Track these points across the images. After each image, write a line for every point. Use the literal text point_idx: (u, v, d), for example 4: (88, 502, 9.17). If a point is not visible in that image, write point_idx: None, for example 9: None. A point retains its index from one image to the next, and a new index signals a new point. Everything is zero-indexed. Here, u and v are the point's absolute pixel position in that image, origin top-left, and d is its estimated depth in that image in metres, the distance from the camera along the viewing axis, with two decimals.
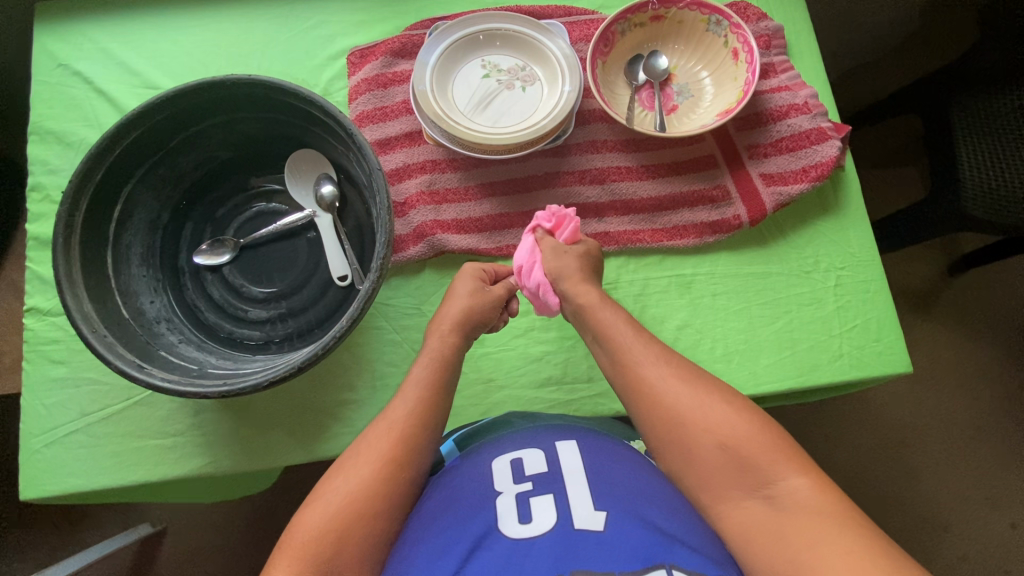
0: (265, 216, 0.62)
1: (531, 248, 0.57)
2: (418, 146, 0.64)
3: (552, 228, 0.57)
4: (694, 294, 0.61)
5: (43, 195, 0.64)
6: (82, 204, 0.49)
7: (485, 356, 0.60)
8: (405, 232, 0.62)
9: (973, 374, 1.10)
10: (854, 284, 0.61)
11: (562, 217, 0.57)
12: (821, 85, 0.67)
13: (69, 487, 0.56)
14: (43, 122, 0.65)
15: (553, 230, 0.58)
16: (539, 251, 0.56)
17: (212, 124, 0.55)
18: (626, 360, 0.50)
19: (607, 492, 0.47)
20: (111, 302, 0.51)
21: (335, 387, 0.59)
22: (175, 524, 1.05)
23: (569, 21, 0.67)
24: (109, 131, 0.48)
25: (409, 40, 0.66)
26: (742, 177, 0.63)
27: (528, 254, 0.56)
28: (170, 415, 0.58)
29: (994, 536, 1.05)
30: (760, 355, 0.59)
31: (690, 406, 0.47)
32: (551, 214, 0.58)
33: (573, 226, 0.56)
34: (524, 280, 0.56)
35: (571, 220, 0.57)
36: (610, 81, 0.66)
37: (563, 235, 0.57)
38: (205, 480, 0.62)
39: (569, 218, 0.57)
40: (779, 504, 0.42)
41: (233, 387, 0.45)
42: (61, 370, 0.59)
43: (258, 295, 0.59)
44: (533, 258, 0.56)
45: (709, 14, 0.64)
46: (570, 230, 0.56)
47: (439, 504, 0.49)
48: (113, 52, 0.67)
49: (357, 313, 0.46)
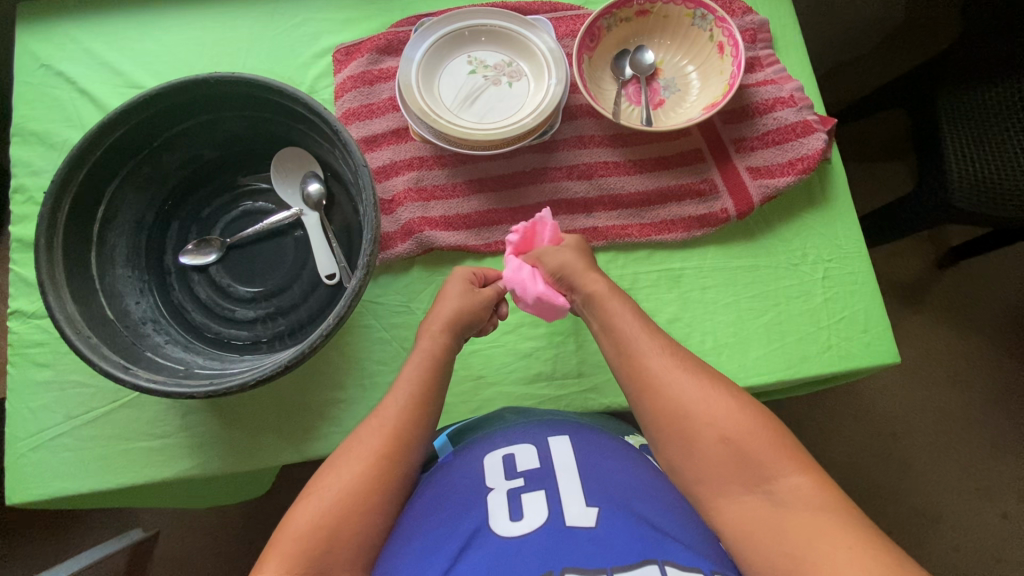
0: (252, 216, 0.61)
1: (518, 266, 0.56)
2: (405, 143, 0.64)
3: (529, 237, 0.57)
4: (683, 288, 0.61)
5: (27, 197, 0.63)
6: (64, 203, 0.49)
7: (474, 353, 0.60)
8: (393, 230, 0.62)
9: (962, 365, 1.11)
10: (841, 276, 0.61)
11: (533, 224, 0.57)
12: (806, 78, 0.67)
13: (55, 492, 0.56)
14: (25, 123, 0.65)
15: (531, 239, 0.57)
16: (528, 266, 0.56)
17: (198, 123, 0.55)
18: (632, 353, 0.50)
19: (601, 489, 0.47)
20: (95, 303, 0.51)
21: (324, 386, 0.58)
22: (169, 528, 1.04)
23: (555, 16, 0.67)
24: (92, 129, 0.48)
25: (395, 38, 0.66)
26: (729, 170, 0.64)
27: (517, 273, 0.55)
28: (157, 417, 0.58)
29: (988, 526, 1.06)
30: (748, 349, 0.59)
31: (694, 398, 0.47)
32: (520, 228, 0.57)
33: (551, 226, 0.57)
34: (523, 298, 0.55)
35: (545, 223, 0.57)
36: (597, 77, 0.66)
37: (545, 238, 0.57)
38: (194, 486, 0.61)
39: (539, 224, 0.57)
40: (779, 499, 0.42)
41: (220, 386, 0.45)
42: (46, 372, 0.59)
43: (246, 294, 0.59)
44: (523, 277, 0.55)
45: (694, 8, 0.65)
46: (549, 229, 0.57)
47: (430, 500, 0.49)
48: (96, 52, 0.66)
49: (344, 311, 0.45)
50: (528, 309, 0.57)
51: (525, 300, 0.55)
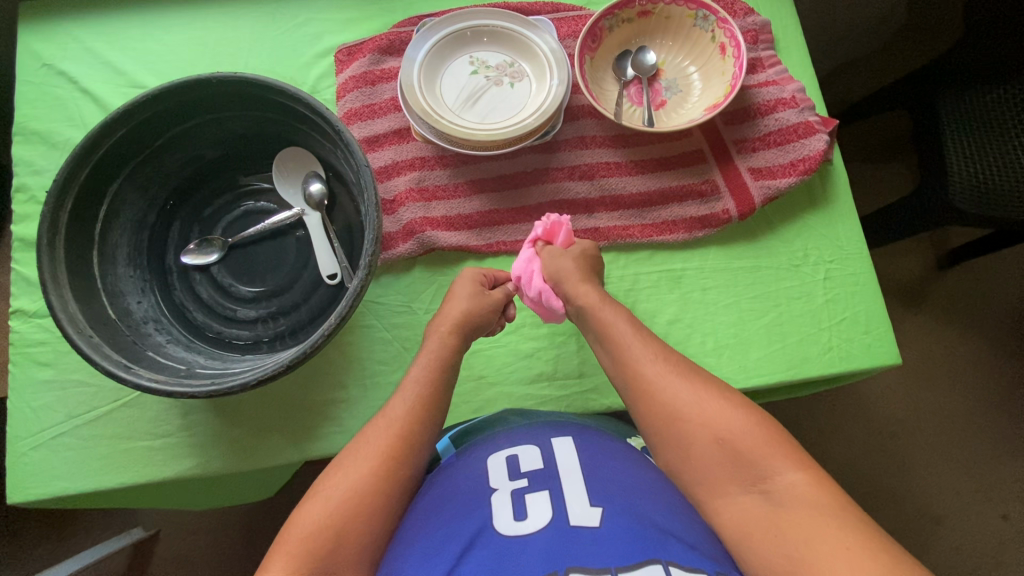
0: (254, 216, 0.61)
1: (529, 258, 0.58)
2: (407, 143, 0.64)
3: (548, 234, 0.58)
4: (685, 288, 0.61)
5: (29, 197, 0.63)
6: (66, 202, 0.49)
7: (476, 353, 0.60)
8: (395, 230, 0.62)
9: (963, 366, 1.11)
10: (842, 277, 0.61)
11: (552, 223, 0.57)
12: (808, 79, 0.67)
13: (57, 491, 0.56)
14: (27, 123, 0.65)
15: (549, 237, 0.58)
16: (537, 260, 0.57)
17: (199, 123, 0.55)
18: (626, 359, 0.50)
19: (604, 489, 0.47)
20: (97, 303, 0.51)
21: (325, 385, 0.58)
22: (170, 528, 1.04)
23: (557, 17, 0.67)
24: (94, 129, 0.48)
25: (397, 38, 0.66)
26: (730, 171, 0.64)
27: (526, 264, 0.57)
28: (159, 416, 0.58)
29: (988, 527, 1.06)
30: (750, 350, 0.59)
31: (688, 401, 0.47)
32: (547, 220, 0.58)
33: (568, 230, 0.57)
34: (526, 289, 0.56)
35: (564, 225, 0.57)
36: (598, 78, 0.66)
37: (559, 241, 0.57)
38: (195, 485, 0.61)
39: (561, 223, 0.57)
40: (776, 499, 0.42)
41: (221, 386, 0.45)
42: (48, 372, 0.59)
43: (247, 294, 0.59)
44: (530, 269, 0.57)
45: (696, 9, 0.65)
46: (565, 232, 0.57)
47: (434, 501, 0.49)
48: (98, 51, 0.66)
49: (345, 311, 0.45)
50: (531, 305, 0.58)
51: (528, 293, 0.57)
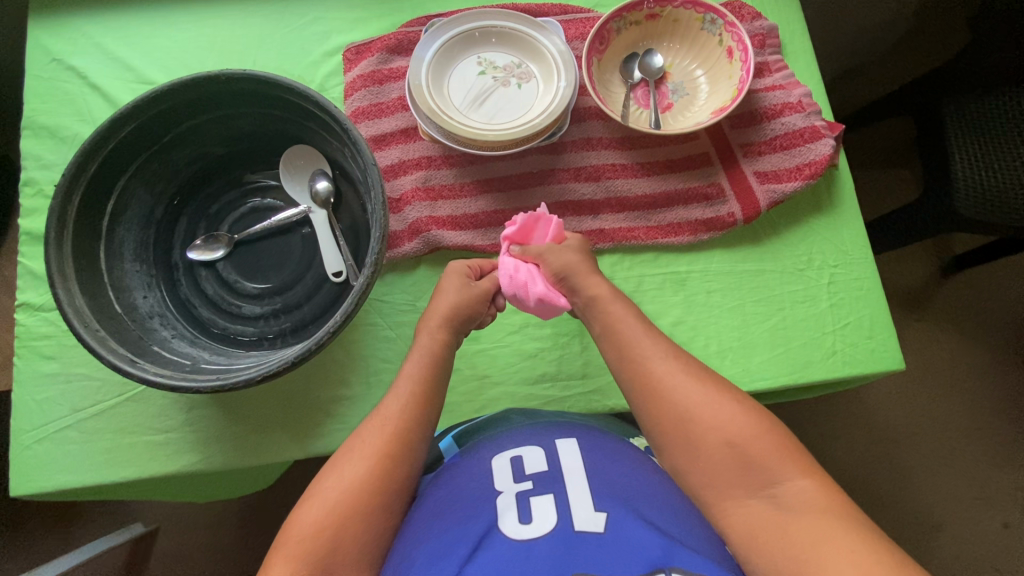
0: (260, 212, 0.61)
1: (515, 267, 0.54)
2: (413, 143, 0.64)
3: (529, 230, 0.55)
4: (689, 291, 0.62)
5: (36, 190, 0.64)
6: (75, 198, 0.49)
7: (480, 353, 0.60)
8: (400, 228, 0.62)
9: (965, 373, 1.11)
10: (848, 282, 0.61)
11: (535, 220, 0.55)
12: (814, 85, 0.67)
13: (59, 484, 0.56)
14: (36, 117, 0.65)
15: (530, 234, 0.56)
16: (526, 265, 0.54)
17: (209, 119, 0.55)
18: (634, 357, 0.50)
19: (607, 492, 0.47)
20: (104, 296, 0.51)
21: (329, 383, 0.58)
22: (171, 523, 1.04)
23: (565, 19, 0.67)
24: (103, 124, 0.48)
25: (405, 37, 0.66)
26: (735, 174, 0.64)
27: (515, 275, 0.54)
28: (161, 411, 0.58)
29: (988, 536, 1.06)
30: (753, 353, 0.59)
31: (698, 402, 0.47)
32: (524, 217, 0.55)
33: (557, 224, 0.55)
34: (526, 300, 0.54)
35: (547, 219, 0.55)
36: (605, 79, 0.66)
37: (546, 236, 0.56)
38: (197, 480, 0.61)
39: (543, 217, 0.55)
40: (782, 503, 0.42)
41: (227, 381, 0.45)
42: (53, 365, 0.59)
43: (252, 291, 0.59)
44: (522, 279, 0.54)
45: (703, 13, 0.65)
46: (553, 227, 0.55)
47: (438, 502, 0.49)
48: (107, 47, 0.67)
49: (351, 309, 0.45)
50: (530, 310, 0.56)
51: (527, 301, 0.55)
